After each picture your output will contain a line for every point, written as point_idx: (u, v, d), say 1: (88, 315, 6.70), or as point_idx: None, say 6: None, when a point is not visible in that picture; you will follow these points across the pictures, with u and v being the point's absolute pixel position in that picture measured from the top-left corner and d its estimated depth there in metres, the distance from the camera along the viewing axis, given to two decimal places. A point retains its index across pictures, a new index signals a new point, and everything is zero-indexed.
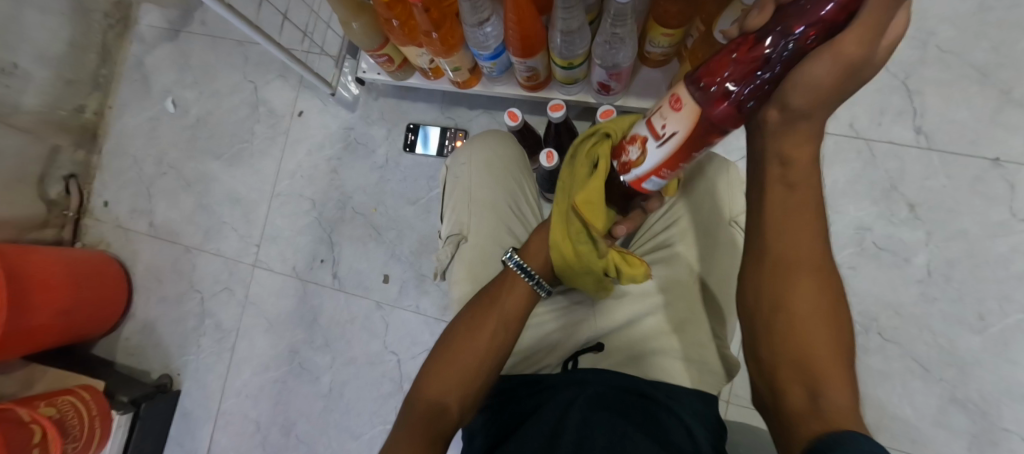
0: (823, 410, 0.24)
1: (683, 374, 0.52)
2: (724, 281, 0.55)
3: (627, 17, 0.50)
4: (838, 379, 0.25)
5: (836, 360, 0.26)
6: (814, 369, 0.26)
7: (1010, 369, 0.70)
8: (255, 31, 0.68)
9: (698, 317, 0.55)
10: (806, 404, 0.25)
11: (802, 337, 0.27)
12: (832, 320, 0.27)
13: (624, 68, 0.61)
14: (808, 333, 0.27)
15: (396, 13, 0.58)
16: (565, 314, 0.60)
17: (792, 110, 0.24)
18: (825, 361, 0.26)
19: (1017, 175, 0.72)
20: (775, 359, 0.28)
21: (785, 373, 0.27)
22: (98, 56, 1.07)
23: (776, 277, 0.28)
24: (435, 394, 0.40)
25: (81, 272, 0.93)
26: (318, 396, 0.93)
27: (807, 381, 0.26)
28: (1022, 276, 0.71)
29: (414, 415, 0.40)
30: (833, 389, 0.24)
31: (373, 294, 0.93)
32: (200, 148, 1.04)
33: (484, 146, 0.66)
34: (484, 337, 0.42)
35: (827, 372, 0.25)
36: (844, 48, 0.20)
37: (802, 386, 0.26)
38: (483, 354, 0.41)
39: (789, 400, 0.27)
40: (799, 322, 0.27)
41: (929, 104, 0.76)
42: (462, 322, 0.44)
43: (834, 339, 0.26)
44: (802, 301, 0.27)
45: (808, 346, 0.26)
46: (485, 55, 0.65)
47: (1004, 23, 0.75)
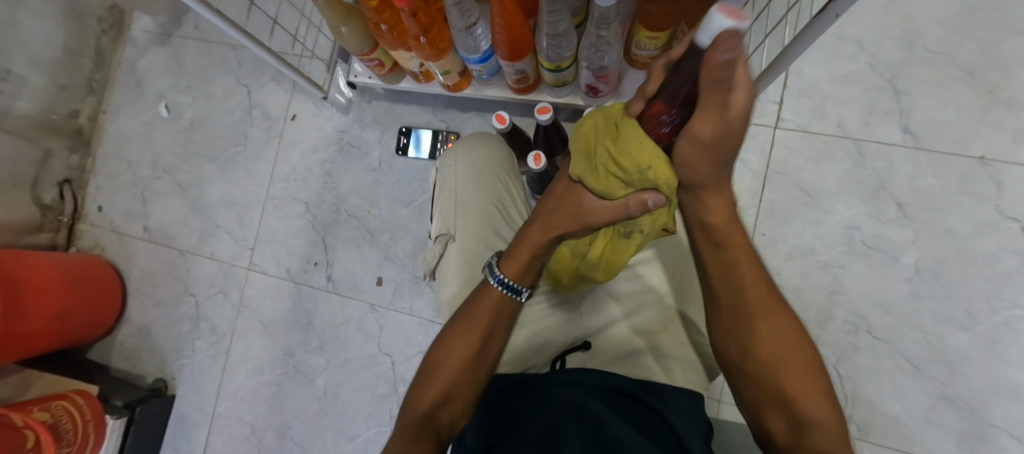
0: (808, 429, 0.27)
1: (660, 370, 0.53)
2: (701, 281, 0.58)
3: (611, 20, 0.51)
4: (813, 398, 0.29)
5: (804, 375, 0.29)
6: (788, 391, 0.29)
7: (998, 366, 0.71)
8: (246, 36, 0.69)
9: (681, 315, 0.57)
10: (789, 429, 0.29)
11: (775, 367, 0.30)
12: (790, 337, 0.31)
13: (611, 70, 0.61)
14: (776, 358, 0.30)
15: (385, 17, 0.59)
16: (551, 315, 0.61)
17: (696, 172, 0.29)
18: (795, 378, 0.29)
19: (1004, 173, 0.73)
20: (751, 379, 0.32)
21: (766, 396, 0.31)
22: (93, 61, 1.08)
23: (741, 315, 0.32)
24: (423, 405, 0.40)
25: (76, 276, 0.93)
26: (313, 398, 0.93)
27: (787, 408, 0.29)
28: (1010, 274, 0.72)
29: (407, 424, 0.39)
30: (807, 406, 0.28)
31: (367, 296, 0.94)
32: (195, 152, 1.04)
33: (470, 149, 0.67)
34: (473, 341, 0.42)
35: (802, 395, 0.29)
36: (699, 129, 0.25)
37: (784, 412, 0.29)
38: (469, 357, 0.42)
39: (773, 425, 0.30)
40: (767, 348, 0.31)
41: (916, 104, 0.76)
42: (449, 329, 0.44)
43: (796, 353, 0.30)
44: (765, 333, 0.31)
45: (782, 370, 0.30)
46: (474, 58, 0.65)
47: (990, 24, 0.76)
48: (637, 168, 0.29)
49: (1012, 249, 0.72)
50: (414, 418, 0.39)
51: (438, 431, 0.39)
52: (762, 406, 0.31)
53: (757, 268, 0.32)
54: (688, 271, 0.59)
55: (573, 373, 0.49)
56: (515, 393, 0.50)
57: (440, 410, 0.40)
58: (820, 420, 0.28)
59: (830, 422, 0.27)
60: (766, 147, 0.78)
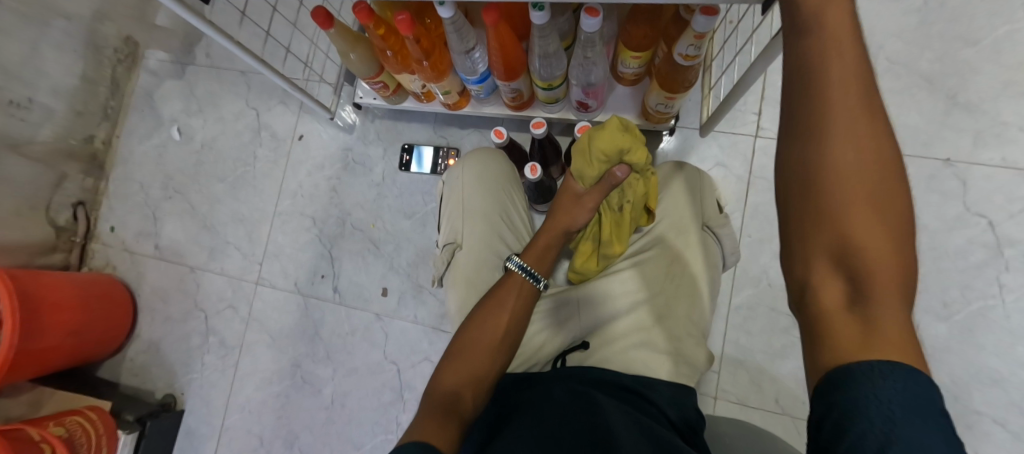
0: (871, 333, 0.22)
1: (655, 363, 0.56)
2: (693, 277, 0.62)
3: (596, 43, 0.57)
4: (894, 316, 0.22)
5: (892, 270, 0.23)
6: (866, 275, 0.23)
7: (976, 353, 0.74)
8: (259, 63, 0.74)
9: (676, 310, 0.61)
10: (854, 328, 0.23)
11: (857, 245, 0.24)
12: (892, 230, 0.24)
13: (599, 86, 0.67)
14: (860, 238, 0.24)
15: (391, 43, 0.65)
16: (553, 314, 0.64)
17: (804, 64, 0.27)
18: (881, 280, 0.23)
19: (967, 172, 0.78)
20: (815, 266, 0.26)
21: (828, 283, 0.25)
22: (108, 89, 1.13)
23: (823, 179, 0.25)
24: (450, 383, 0.47)
25: (90, 294, 0.96)
26: (321, 408, 0.96)
27: (853, 314, 0.24)
28: (980, 266, 0.76)
29: (430, 401, 0.45)
30: (879, 307, 0.23)
31: (372, 306, 0.97)
32: (205, 172, 1.09)
33: (474, 161, 0.71)
34: (493, 330, 0.52)
35: (881, 304, 0.23)
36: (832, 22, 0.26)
37: (848, 315, 0.24)
38: (490, 348, 0.50)
39: (829, 326, 0.24)
40: (849, 228, 0.24)
41: (884, 110, 0.82)
42: (472, 321, 0.53)
43: (892, 252, 0.24)
44: (855, 208, 0.24)
45: (869, 258, 0.24)
46: (472, 79, 0.71)
47: (946, 36, 0.82)
48: (610, 149, 0.54)
49: (981, 242, 0.77)
50: (441, 395, 0.46)
51: (462, 404, 0.46)
52: (818, 292, 0.26)
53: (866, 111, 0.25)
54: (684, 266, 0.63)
55: (572, 370, 0.53)
56: (516, 389, 0.53)
57: (464, 387, 0.47)
58: (889, 331, 0.22)
59: (901, 344, 0.22)
60: (746, 153, 0.85)
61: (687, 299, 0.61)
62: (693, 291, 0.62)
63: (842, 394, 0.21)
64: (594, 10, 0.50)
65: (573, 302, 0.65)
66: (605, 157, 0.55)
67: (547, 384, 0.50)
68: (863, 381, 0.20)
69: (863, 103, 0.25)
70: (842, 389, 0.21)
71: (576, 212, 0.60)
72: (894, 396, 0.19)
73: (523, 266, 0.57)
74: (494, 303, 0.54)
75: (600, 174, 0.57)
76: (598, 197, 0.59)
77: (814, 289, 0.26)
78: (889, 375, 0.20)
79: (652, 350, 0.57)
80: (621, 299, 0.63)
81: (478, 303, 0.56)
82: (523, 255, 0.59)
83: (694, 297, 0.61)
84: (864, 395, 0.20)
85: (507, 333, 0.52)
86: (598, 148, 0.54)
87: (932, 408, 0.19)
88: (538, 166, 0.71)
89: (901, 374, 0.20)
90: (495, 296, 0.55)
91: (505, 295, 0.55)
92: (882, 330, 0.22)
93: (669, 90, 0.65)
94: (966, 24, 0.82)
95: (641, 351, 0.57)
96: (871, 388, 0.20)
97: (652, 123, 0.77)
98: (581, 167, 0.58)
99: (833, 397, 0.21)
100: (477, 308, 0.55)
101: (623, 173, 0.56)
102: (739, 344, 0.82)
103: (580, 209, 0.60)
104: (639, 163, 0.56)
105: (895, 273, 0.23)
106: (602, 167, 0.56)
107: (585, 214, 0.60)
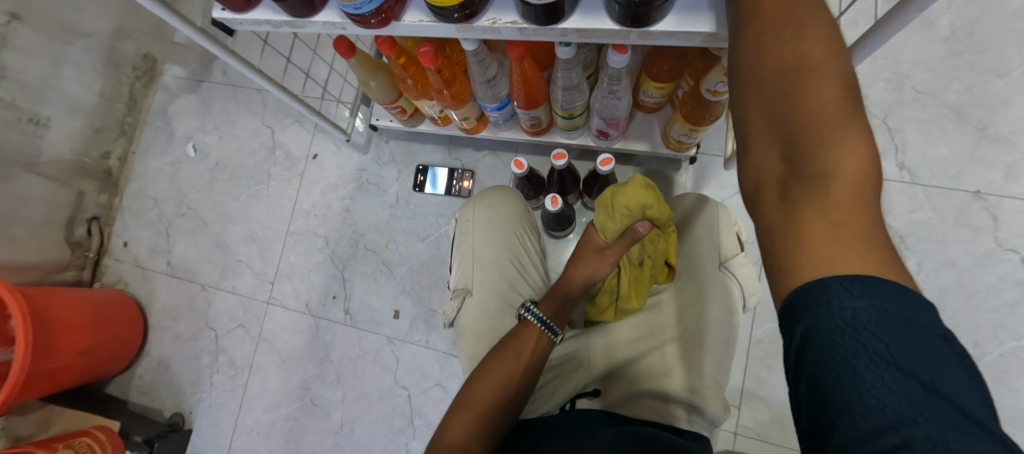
0: (797, 209, 0.22)
1: (660, 414, 0.57)
2: (701, 319, 0.61)
3: (622, 78, 0.56)
4: (842, 175, 0.21)
5: (838, 120, 0.22)
6: (802, 131, 0.23)
7: (1011, 396, 0.71)
8: (278, 89, 0.74)
9: (682, 358, 0.60)
10: (786, 206, 0.23)
11: (795, 92, 0.23)
12: (834, 76, 0.23)
13: (621, 118, 0.66)
14: (800, 89, 0.23)
15: (411, 72, 0.64)
16: (562, 363, 0.65)
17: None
18: (824, 134, 0.22)
19: (998, 207, 0.76)
20: (752, 131, 0.26)
21: (765, 149, 0.25)
22: (126, 105, 1.14)
23: (770, 22, 0.26)
24: (456, 436, 0.48)
25: (101, 312, 0.96)
26: (330, 432, 0.94)
27: (787, 197, 0.23)
28: (1013, 305, 0.74)
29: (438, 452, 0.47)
30: (820, 161, 0.22)
31: (384, 329, 0.96)
32: (220, 190, 1.09)
33: (484, 204, 0.71)
34: (502, 382, 0.51)
35: (823, 165, 0.22)
36: None
37: (782, 190, 0.23)
38: (496, 402, 0.50)
39: (765, 208, 0.24)
40: (780, 80, 0.24)
41: (910, 141, 0.81)
42: (482, 372, 0.52)
43: (833, 100, 0.22)
44: (783, 53, 0.25)
45: (804, 108, 0.23)
46: (492, 106, 0.70)
47: (975, 67, 0.80)
48: (634, 204, 0.53)
49: (1014, 279, 0.75)
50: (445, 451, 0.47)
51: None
52: (760, 165, 0.25)
53: (814, 14, 0.25)
54: (695, 313, 0.62)
55: (581, 414, 0.56)
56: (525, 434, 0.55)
57: (469, 443, 0.47)
58: (822, 198, 0.21)
59: (836, 231, 0.20)
60: None
61: (698, 346, 0.59)
62: (705, 335, 0.59)
63: (798, 325, 0.20)
64: (623, 48, 0.49)
65: (584, 345, 0.65)
66: (628, 211, 0.54)
67: (552, 438, 0.51)
68: (817, 294, 0.20)
69: (814, 11, 0.25)
70: (797, 320, 0.20)
71: (598, 266, 0.59)
72: (857, 304, 0.19)
73: (542, 318, 0.56)
74: (507, 354, 0.53)
75: (623, 228, 0.56)
76: (619, 251, 0.57)
77: (753, 163, 0.25)
78: (841, 298, 0.19)
79: (660, 398, 0.58)
80: (630, 347, 0.64)
81: (490, 352, 0.56)
82: (541, 305, 0.59)
83: (705, 345, 0.59)
84: (811, 326, 0.20)
85: (516, 385, 0.51)
86: (620, 203, 0.54)
87: (897, 322, 0.18)
88: (558, 196, 0.69)
89: (853, 292, 0.19)
90: (512, 346, 0.54)
91: (519, 347, 0.54)
92: (818, 198, 0.21)
93: (693, 123, 0.64)
94: (996, 55, 0.80)
95: (649, 399, 0.59)
96: (818, 314, 0.19)
97: (672, 152, 0.75)
98: (603, 220, 0.57)
99: (790, 329, 0.21)
100: (488, 358, 0.54)
101: (645, 228, 0.54)
102: (760, 379, 0.79)
103: (602, 262, 0.59)
104: (659, 217, 0.55)
105: (846, 126, 0.22)
106: (625, 221, 0.55)
107: (607, 268, 0.58)
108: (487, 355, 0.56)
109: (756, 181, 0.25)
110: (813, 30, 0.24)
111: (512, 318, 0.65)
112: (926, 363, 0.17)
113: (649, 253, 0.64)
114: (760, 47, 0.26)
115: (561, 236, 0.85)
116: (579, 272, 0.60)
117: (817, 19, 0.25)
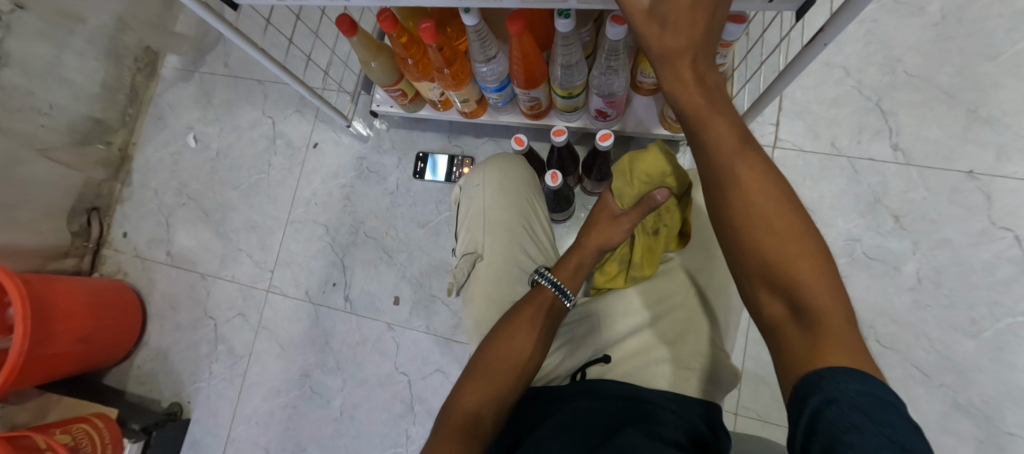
0: (811, 323, 0.23)
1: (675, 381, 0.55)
2: (718, 289, 0.62)
3: (620, 52, 0.57)
4: (831, 313, 0.23)
5: (816, 274, 0.24)
6: (795, 282, 0.24)
7: (1008, 372, 0.71)
8: (282, 71, 0.74)
9: (692, 323, 0.60)
10: (784, 308, 0.25)
11: (786, 259, 0.24)
12: (800, 232, 0.25)
13: (619, 96, 0.67)
14: (778, 247, 0.25)
15: (412, 52, 0.65)
16: (573, 327, 0.65)
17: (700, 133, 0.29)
18: (816, 286, 0.23)
19: (991, 186, 0.77)
20: (756, 281, 0.26)
21: (765, 291, 0.26)
22: (127, 97, 1.15)
23: (728, 183, 0.28)
24: (471, 403, 0.47)
25: (101, 301, 0.95)
26: (330, 420, 0.93)
27: (799, 319, 0.24)
28: (1009, 282, 0.74)
29: (451, 423, 0.45)
30: (812, 300, 0.23)
31: (384, 316, 0.96)
32: (220, 179, 1.09)
33: (495, 169, 0.71)
34: (517, 350, 0.50)
35: (801, 281, 0.24)
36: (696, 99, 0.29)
37: (789, 317, 0.25)
38: (513, 365, 0.49)
39: (783, 333, 0.25)
40: (764, 240, 0.26)
41: (903, 123, 0.82)
42: (497, 335, 0.52)
43: (807, 251, 0.25)
44: (767, 215, 0.26)
45: (790, 262, 0.24)
46: (491, 87, 0.71)
47: (963, 50, 0.82)
48: (654, 168, 0.55)
49: (1009, 257, 0.75)
50: (460, 418, 0.46)
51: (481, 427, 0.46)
52: (763, 303, 0.26)
53: (763, 177, 0.27)
54: (704, 280, 0.63)
55: (599, 386, 0.51)
56: (536, 404, 0.52)
57: (483, 409, 0.47)
58: (832, 328, 0.22)
59: (846, 336, 0.22)
60: None
61: (704, 312, 0.61)
62: (715, 303, 0.61)
63: (812, 398, 0.20)
64: (621, 19, 0.49)
65: (589, 319, 0.65)
66: (646, 178, 0.56)
67: (561, 413, 0.47)
68: (824, 382, 0.20)
69: (762, 166, 0.27)
70: (811, 394, 0.20)
71: (613, 231, 0.60)
72: (857, 386, 0.19)
73: (554, 281, 0.56)
74: (521, 321, 0.53)
75: (640, 195, 0.58)
76: (634, 219, 0.58)
77: (757, 296, 0.27)
78: (843, 382, 0.20)
79: (664, 364, 0.57)
80: (634, 315, 0.63)
81: (504, 318, 0.55)
82: (556, 271, 0.59)
83: (715, 309, 0.61)
84: (823, 400, 0.20)
85: (532, 355, 0.51)
86: (639, 170, 0.56)
87: (892, 414, 0.18)
88: (558, 173, 0.70)
89: (855, 380, 0.20)
90: (522, 310, 0.54)
91: (530, 311, 0.53)
92: (818, 311, 0.23)
93: None
94: (985, 38, 0.82)
95: (661, 366, 0.57)
96: (831, 389, 0.20)
97: (670, 133, 0.76)
98: (620, 187, 0.60)
99: (802, 406, 0.21)
100: (501, 324, 0.54)
101: (663, 196, 0.54)
102: (760, 359, 0.80)
103: (616, 228, 0.60)
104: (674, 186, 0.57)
105: (824, 280, 0.24)
106: (642, 188, 0.58)
107: (622, 233, 0.60)
108: (502, 319, 0.56)
109: (765, 316, 0.26)
110: (772, 190, 0.27)
111: (523, 284, 0.65)
112: (897, 429, 0.17)
113: (664, 222, 0.64)
114: (729, 206, 0.28)
115: (561, 219, 0.87)
116: (585, 245, 0.60)
117: (766, 178, 0.27)
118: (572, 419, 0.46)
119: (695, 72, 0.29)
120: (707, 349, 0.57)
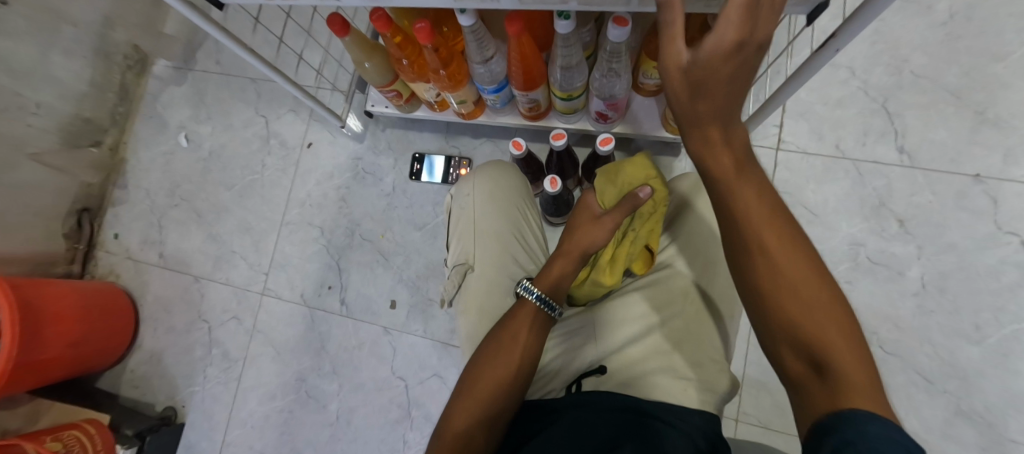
0: (830, 376, 0.22)
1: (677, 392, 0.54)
2: (718, 295, 0.60)
3: (622, 54, 0.55)
4: (853, 367, 0.22)
5: (833, 326, 0.23)
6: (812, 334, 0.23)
7: (1012, 379, 0.71)
8: (274, 72, 0.72)
9: (693, 331, 0.59)
10: (804, 361, 0.24)
11: (801, 313, 0.24)
12: (818, 284, 0.25)
13: (620, 98, 0.65)
14: (790, 300, 0.25)
15: (407, 52, 0.63)
16: (569, 338, 0.64)
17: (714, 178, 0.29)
18: (835, 339, 0.23)
19: (998, 190, 0.76)
20: (775, 331, 0.26)
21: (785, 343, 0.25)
22: (117, 95, 1.13)
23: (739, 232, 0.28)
24: (460, 424, 0.47)
25: (93, 305, 0.94)
26: (326, 424, 0.92)
27: (819, 371, 0.23)
28: (1014, 287, 0.73)
29: (443, 443, 0.46)
30: (831, 354, 0.23)
31: (380, 320, 0.94)
32: (213, 180, 1.07)
33: (486, 177, 0.70)
34: (502, 367, 0.49)
35: (816, 329, 0.23)
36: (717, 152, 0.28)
37: (810, 370, 0.24)
38: (497, 384, 0.48)
39: (805, 386, 0.24)
40: (778, 292, 0.25)
41: (909, 125, 0.80)
42: (485, 353, 0.51)
43: (822, 303, 0.24)
44: (781, 266, 0.26)
45: (806, 314, 0.24)
46: (489, 89, 0.69)
47: (972, 50, 0.80)
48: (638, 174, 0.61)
49: (1015, 262, 0.74)
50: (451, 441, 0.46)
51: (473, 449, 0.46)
52: (784, 355, 0.26)
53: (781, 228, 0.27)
54: (703, 285, 0.61)
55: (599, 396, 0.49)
56: (534, 417, 0.51)
57: (474, 429, 0.46)
58: (851, 379, 0.21)
59: (869, 387, 0.21)
60: (768, 167, 0.83)
61: (705, 319, 0.59)
62: (714, 310, 0.60)
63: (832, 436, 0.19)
64: (623, 21, 0.47)
65: (586, 329, 0.64)
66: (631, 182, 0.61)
67: (556, 428, 0.46)
68: (846, 422, 0.19)
69: (776, 217, 0.27)
70: (832, 431, 0.19)
71: (595, 233, 0.58)
72: (881, 428, 0.18)
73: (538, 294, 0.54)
74: (509, 338, 0.51)
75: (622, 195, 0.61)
76: (617, 218, 0.57)
77: (777, 348, 0.26)
78: (865, 423, 0.19)
79: (667, 376, 0.55)
80: (634, 323, 0.62)
81: (491, 333, 0.54)
82: (538, 281, 0.56)
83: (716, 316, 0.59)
84: (841, 441, 0.18)
85: (520, 372, 0.49)
86: (626, 173, 0.61)
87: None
88: (557, 178, 0.68)
89: (877, 420, 0.18)
90: (508, 327, 0.52)
91: (516, 328, 0.52)
92: (836, 362, 0.22)
93: None
94: (994, 38, 0.80)
95: (664, 377, 0.55)
96: (852, 430, 0.19)
97: (672, 136, 0.74)
98: (604, 185, 0.62)
99: (821, 444, 0.20)
100: (489, 341, 0.52)
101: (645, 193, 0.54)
102: (761, 366, 0.79)
103: (600, 229, 0.58)
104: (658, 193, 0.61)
105: (843, 332, 0.23)
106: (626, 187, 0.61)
107: (605, 234, 0.58)
108: (489, 334, 0.54)
109: (787, 369, 0.26)
110: (787, 239, 0.26)
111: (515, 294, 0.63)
112: None
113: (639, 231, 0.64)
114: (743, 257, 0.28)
115: (559, 223, 0.85)
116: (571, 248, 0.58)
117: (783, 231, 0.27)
118: (569, 434, 0.44)
119: (722, 129, 0.27)
120: (709, 358, 0.56)
